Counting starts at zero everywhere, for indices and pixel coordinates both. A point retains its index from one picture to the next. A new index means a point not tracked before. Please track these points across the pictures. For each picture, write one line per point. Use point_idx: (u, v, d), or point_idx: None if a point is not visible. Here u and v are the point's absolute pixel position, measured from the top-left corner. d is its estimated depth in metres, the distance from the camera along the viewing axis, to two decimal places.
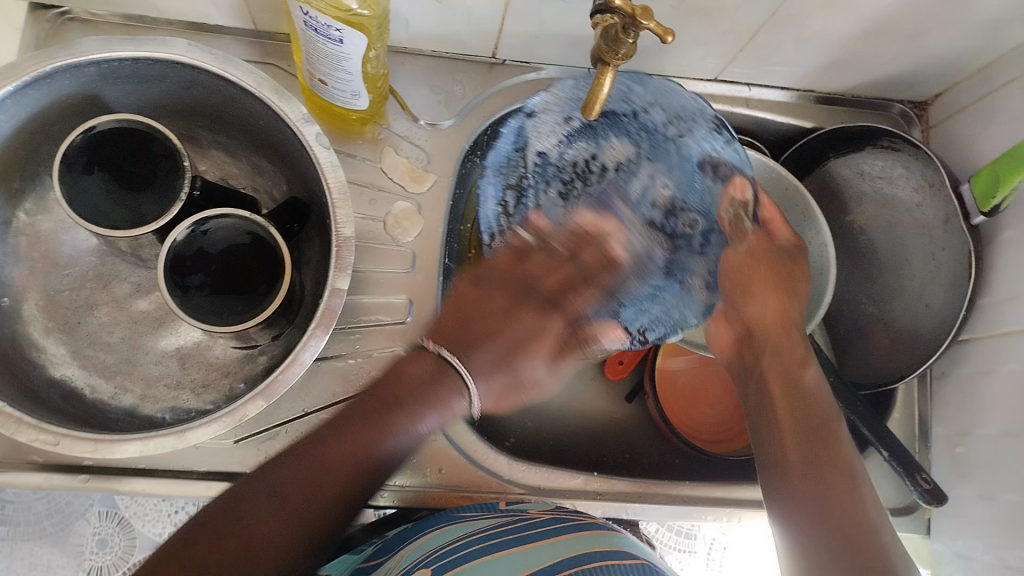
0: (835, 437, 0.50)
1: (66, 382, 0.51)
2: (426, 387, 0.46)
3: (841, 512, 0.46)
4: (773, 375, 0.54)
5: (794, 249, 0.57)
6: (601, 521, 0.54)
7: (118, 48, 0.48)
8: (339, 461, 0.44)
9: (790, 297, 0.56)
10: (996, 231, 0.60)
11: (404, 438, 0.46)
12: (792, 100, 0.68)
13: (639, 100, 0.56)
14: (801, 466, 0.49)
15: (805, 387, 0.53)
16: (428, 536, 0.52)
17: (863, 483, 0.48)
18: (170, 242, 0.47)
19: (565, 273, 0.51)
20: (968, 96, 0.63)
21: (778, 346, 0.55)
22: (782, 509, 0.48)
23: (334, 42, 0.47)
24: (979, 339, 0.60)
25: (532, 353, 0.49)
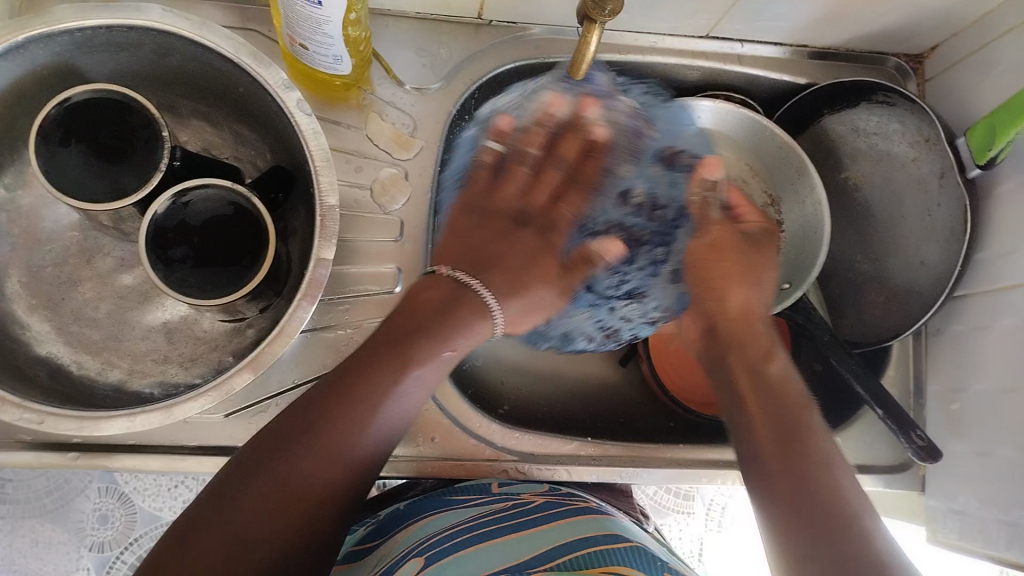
0: (808, 424, 0.46)
1: (54, 360, 0.50)
2: (443, 310, 0.48)
3: (818, 495, 0.42)
4: (739, 368, 0.51)
5: (759, 235, 0.57)
6: (597, 506, 0.54)
7: (91, 15, 0.47)
8: (320, 442, 0.42)
9: (752, 288, 0.55)
10: (992, 185, 0.59)
11: (386, 418, 0.45)
12: (786, 56, 0.66)
13: (586, 103, 0.60)
14: (773, 446, 0.45)
15: (771, 379, 0.50)
16: (421, 524, 0.52)
17: (840, 469, 0.44)
18: (150, 215, 0.46)
19: (557, 178, 0.57)
20: (964, 48, 0.62)
21: (742, 338, 0.52)
22: (761, 498, 0.44)
23: (312, 3, 0.45)
24: (975, 295, 0.60)
25: (535, 273, 0.54)
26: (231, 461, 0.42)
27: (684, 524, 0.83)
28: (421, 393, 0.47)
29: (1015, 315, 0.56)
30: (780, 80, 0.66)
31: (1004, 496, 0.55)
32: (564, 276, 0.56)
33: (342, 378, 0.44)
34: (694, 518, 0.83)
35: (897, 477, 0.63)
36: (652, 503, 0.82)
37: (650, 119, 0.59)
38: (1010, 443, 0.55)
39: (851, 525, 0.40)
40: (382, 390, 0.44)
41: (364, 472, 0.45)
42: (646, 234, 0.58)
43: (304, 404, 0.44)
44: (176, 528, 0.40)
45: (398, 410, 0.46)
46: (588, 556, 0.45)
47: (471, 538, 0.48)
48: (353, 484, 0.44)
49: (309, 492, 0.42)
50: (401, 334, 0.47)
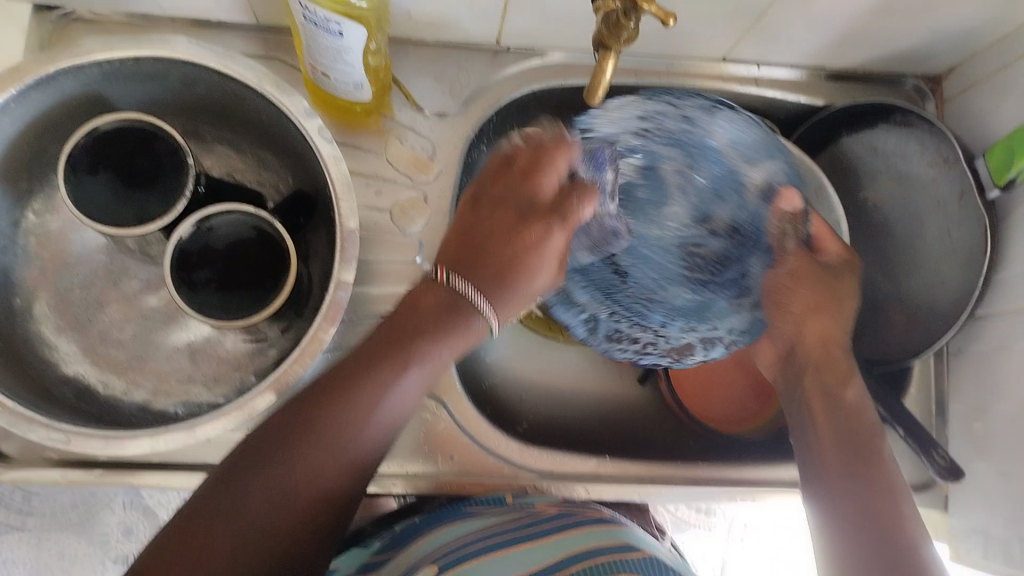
0: (877, 448, 0.47)
1: (80, 379, 0.52)
2: (444, 316, 0.45)
3: (884, 526, 0.44)
4: (810, 388, 0.50)
5: (839, 266, 0.53)
6: (611, 517, 0.54)
7: (118, 48, 0.48)
8: (314, 447, 0.41)
9: (832, 312, 0.52)
10: (1013, 205, 0.59)
11: (375, 424, 0.43)
12: (802, 78, 0.66)
13: (662, 122, 0.55)
14: (839, 470, 0.46)
15: (848, 406, 0.49)
16: (439, 532, 0.53)
17: (908, 506, 0.45)
18: (175, 239, 0.47)
19: (556, 202, 0.48)
20: (983, 69, 0.62)
21: (826, 366, 0.50)
22: (831, 522, 0.45)
23: (333, 33, 0.46)
24: (997, 315, 0.60)
25: (522, 273, 0.47)
26: (223, 463, 0.41)
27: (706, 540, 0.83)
28: (410, 395, 0.44)
29: None
30: (797, 102, 0.66)
31: None
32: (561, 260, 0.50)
33: (334, 379, 0.43)
34: (715, 534, 0.83)
35: (919, 495, 0.62)
36: (672, 519, 0.82)
37: (695, 176, 0.55)
38: None
39: (915, 568, 0.42)
40: (375, 387, 0.42)
41: (356, 484, 0.43)
42: (719, 256, 0.56)
43: (296, 404, 0.42)
44: (165, 532, 0.39)
45: (388, 416, 0.43)
46: (605, 565, 0.45)
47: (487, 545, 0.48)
48: (343, 501, 0.42)
49: (297, 504, 0.40)
50: (398, 338, 0.44)
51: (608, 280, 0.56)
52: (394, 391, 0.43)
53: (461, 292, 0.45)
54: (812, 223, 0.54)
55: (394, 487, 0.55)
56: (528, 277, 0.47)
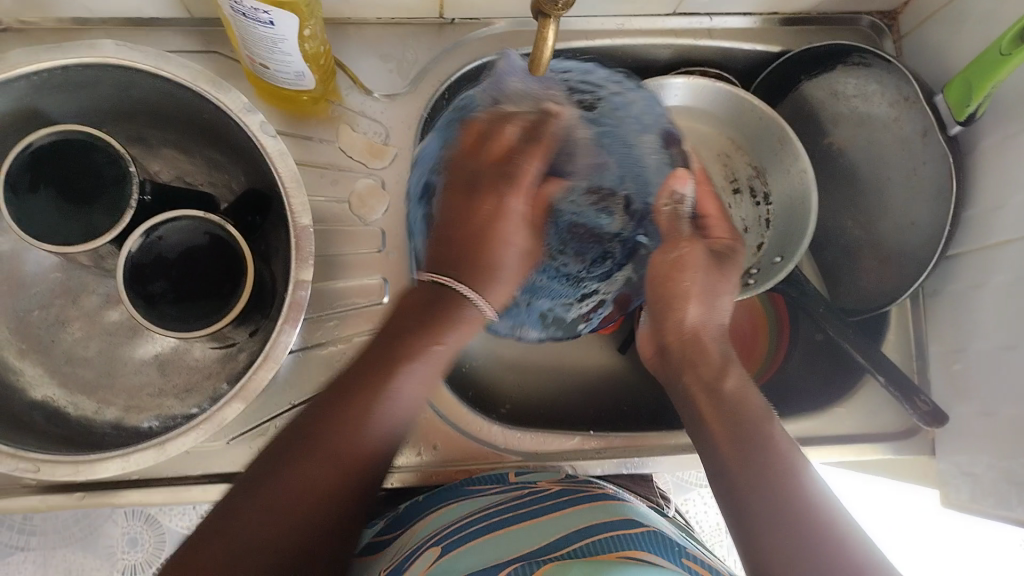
0: (764, 420, 0.46)
1: (49, 404, 0.50)
2: (436, 306, 0.47)
3: (774, 489, 0.41)
4: (693, 375, 0.50)
5: (724, 252, 0.56)
6: (611, 491, 0.52)
7: (47, 57, 0.47)
8: (323, 455, 0.40)
9: (710, 309, 0.53)
10: (977, 138, 0.58)
11: (397, 404, 0.43)
12: (757, 25, 0.65)
13: (599, 81, 0.57)
14: (727, 446, 0.44)
15: (729, 392, 0.48)
16: (436, 514, 0.51)
17: (809, 473, 0.43)
18: (125, 253, 0.45)
19: (489, 176, 0.51)
20: (937, 1, 0.61)
21: (693, 355, 0.52)
22: (734, 517, 0.42)
23: (265, 24, 0.45)
24: (968, 252, 0.59)
25: (500, 237, 0.51)
26: (228, 492, 0.40)
27: (710, 498, 0.79)
28: (440, 359, 0.46)
29: (1008, 270, 0.55)
30: (754, 50, 0.65)
31: (1012, 453, 0.54)
32: (530, 215, 0.52)
33: (346, 381, 0.43)
34: None
35: (905, 440, 0.61)
36: (675, 480, 0.78)
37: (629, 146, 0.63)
38: (1015, 401, 0.54)
39: (823, 523, 0.39)
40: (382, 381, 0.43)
41: (369, 477, 0.42)
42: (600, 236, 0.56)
43: (291, 440, 0.41)
44: (177, 554, 0.37)
45: (399, 406, 0.43)
46: (601, 541, 0.43)
47: (483, 528, 0.47)
48: (366, 478, 0.42)
49: (325, 485, 0.40)
50: (389, 341, 0.45)
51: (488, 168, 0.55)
52: (401, 385, 0.43)
53: (452, 286, 0.48)
54: (701, 212, 0.56)
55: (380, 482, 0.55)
56: (497, 256, 0.50)
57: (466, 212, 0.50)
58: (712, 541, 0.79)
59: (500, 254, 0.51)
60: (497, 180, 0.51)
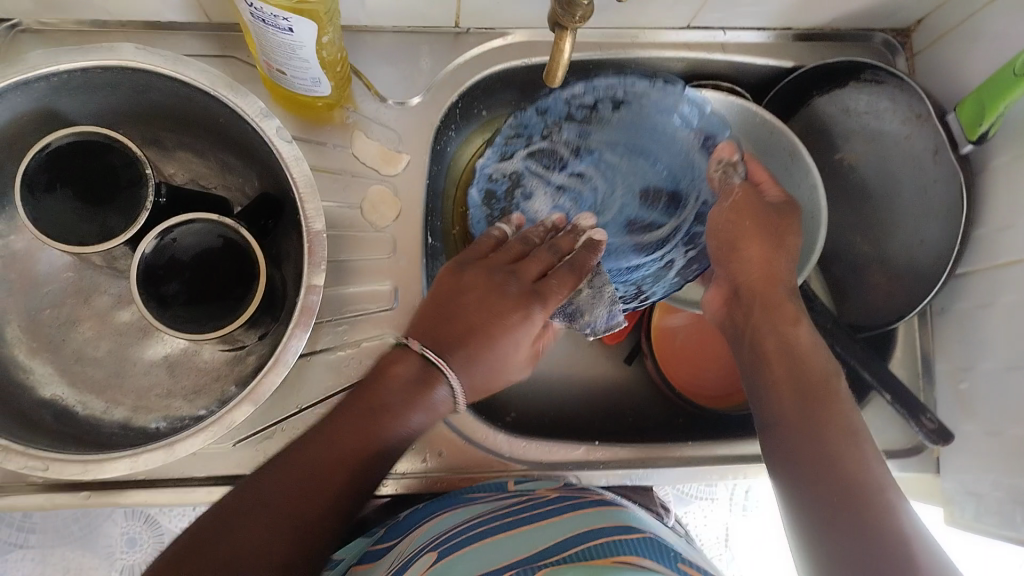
0: (833, 393, 0.49)
1: (58, 401, 0.51)
2: (413, 386, 0.47)
3: (842, 471, 0.45)
4: (760, 321, 0.53)
5: (782, 205, 0.57)
6: (608, 498, 0.52)
7: (66, 59, 0.47)
8: (326, 447, 0.44)
9: (779, 250, 0.55)
10: (988, 158, 0.58)
11: (384, 453, 0.46)
12: (771, 40, 0.65)
13: (620, 90, 0.60)
14: (796, 406, 0.49)
15: (799, 343, 0.52)
16: (435, 520, 0.52)
17: (864, 439, 0.47)
18: (139, 254, 0.46)
19: (493, 264, 0.52)
20: (950, 20, 0.61)
21: (766, 303, 0.54)
22: (785, 460, 0.48)
23: (283, 31, 0.45)
24: (977, 271, 0.59)
25: (500, 346, 0.49)
26: (227, 498, 0.43)
27: (709, 510, 0.78)
28: (407, 437, 0.47)
29: (1016, 290, 0.55)
30: (767, 65, 0.65)
31: (1017, 473, 0.54)
32: (535, 344, 0.54)
33: (326, 426, 0.45)
34: (718, 504, 0.78)
35: (910, 457, 0.62)
36: (675, 492, 0.77)
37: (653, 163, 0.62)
38: (1021, 421, 0.54)
39: (874, 491, 0.44)
40: (384, 406, 0.46)
41: (371, 473, 0.45)
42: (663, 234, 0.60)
43: (309, 436, 0.45)
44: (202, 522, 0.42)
45: (383, 454, 0.46)
46: (599, 546, 0.43)
47: (481, 533, 0.47)
48: (353, 494, 0.44)
49: (302, 497, 0.42)
50: (367, 405, 0.46)
51: (541, 171, 0.62)
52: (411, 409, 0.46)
53: (429, 357, 0.47)
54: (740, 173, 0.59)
55: (385, 488, 0.55)
56: (500, 348, 0.49)
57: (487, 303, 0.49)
58: (712, 553, 0.77)
59: (507, 349, 0.49)
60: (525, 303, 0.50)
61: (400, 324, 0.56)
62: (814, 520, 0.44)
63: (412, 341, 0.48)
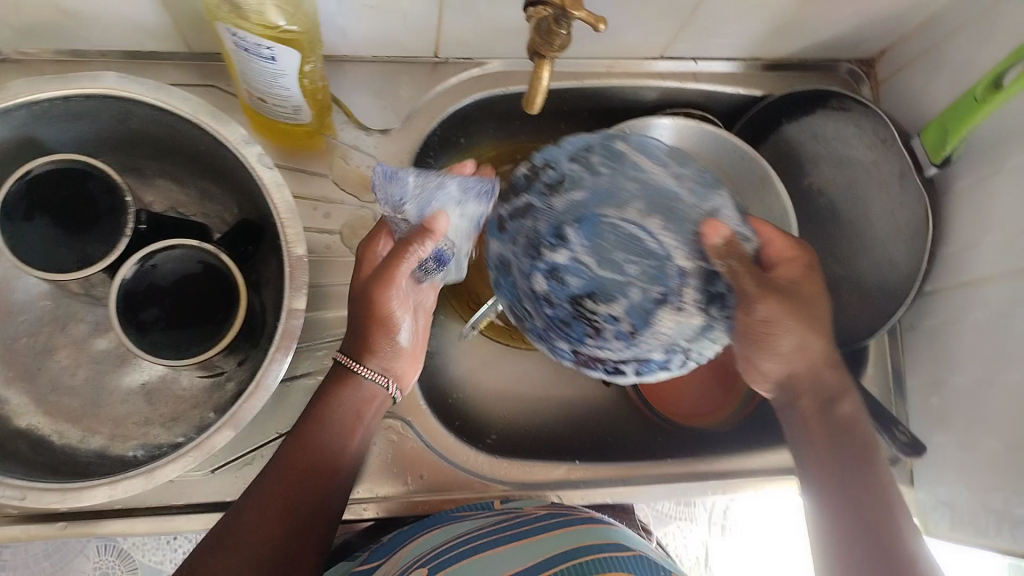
0: (875, 468, 0.50)
1: (35, 432, 0.50)
2: (334, 378, 0.50)
3: (884, 549, 0.47)
4: (807, 407, 0.52)
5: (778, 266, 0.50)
6: (598, 516, 0.53)
7: (47, 87, 0.47)
8: (282, 472, 0.46)
9: (793, 327, 0.49)
10: (950, 181, 0.60)
11: (325, 446, 0.48)
12: (741, 70, 0.67)
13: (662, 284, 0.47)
14: (841, 488, 0.50)
15: (844, 422, 0.52)
16: (422, 538, 0.52)
17: (901, 512, 0.49)
18: (119, 279, 0.46)
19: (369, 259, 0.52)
20: (912, 51, 0.63)
21: (815, 392, 0.52)
22: (825, 540, 0.49)
23: (267, 59, 0.46)
24: (944, 289, 0.61)
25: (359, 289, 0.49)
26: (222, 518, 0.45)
27: (688, 531, 0.78)
28: (343, 427, 0.49)
29: (983, 307, 0.57)
30: (737, 93, 0.67)
31: (990, 486, 0.55)
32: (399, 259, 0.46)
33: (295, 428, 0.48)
34: (697, 524, 0.78)
35: None
36: (653, 513, 0.77)
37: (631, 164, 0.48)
38: (992, 435, 0.55)
39: (909, 564, 0.46)
40: (317, 421, 0.48)
41: (330, 488, 0.48)
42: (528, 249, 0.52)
43: (264, 472, 0.46)
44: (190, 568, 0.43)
45: (334, 446, 0.48)
46: (594, 565, 0.44)
47: (471, 549, 0.48)
48: (327, 491, 0.47)
49: (282, 500, 0.45)
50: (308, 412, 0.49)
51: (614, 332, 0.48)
52: (345, 401, 0.49)
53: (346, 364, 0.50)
54: (738, 258, 0.46)
55: (366, 512, 0.55)
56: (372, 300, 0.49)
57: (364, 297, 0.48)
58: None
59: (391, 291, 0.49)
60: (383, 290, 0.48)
61: None
62: None
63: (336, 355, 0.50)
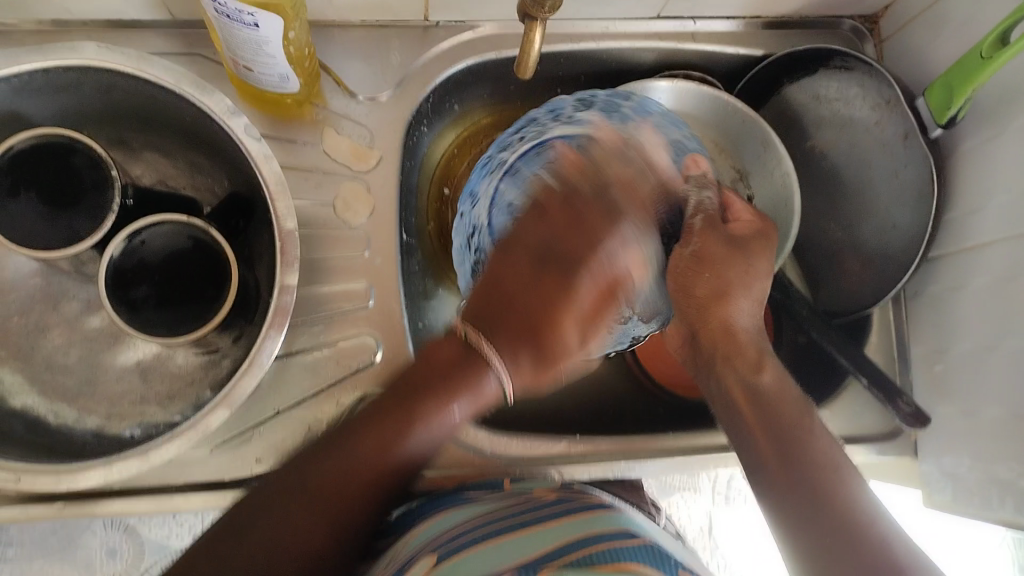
0: (804, 430, 0.47)
1: (29, 411, 0.49)
2: (459, 365, 0.44)
3: (822, 491, 0.44)
4: (730, 383, 0.51)
5: (746, 238, 0.54)
6: (605, 501, 0.52)
7: (26, 58, 0.46)
8: (341, 465, 0.43)
9: (745, 288, 0.53)
10: (956, 143, 0.59)
11: (415, 446, 0.44)
12: (741, 29, 0.65)
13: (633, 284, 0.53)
14: (767, 438, 0.48)
15: (766, 390, 0.49)
16: (433, 521, 0.51)
17: (847, 474, 0.46)
18: (107, 257, 0.45)
19: (561, 227, 0.47)
20: (915, 6, 0.62)
21: (728, 351, 0.51)
22: (761, 492, 0.47)
23: (249, 25, 0.44)
24: (949, 254, 0.60)
25: (548, 321, 0.45)
26: (273, 476, 0.43)
27: (692, 502, 0.78)
28: (450, 425, 0.45)
29: (989, 272, 0.56)
30: (738, 53, 0.65)
31: (995, 455, 0.55)
32: (599, 291, 0.47)
33: (375, 413, 0.44)
34: (701, 493, 0.78)
35: (887, 442, 0.62)
36: (658, 484, 0.77)
37: (628, 113, 0.52)
38: (997, 402, 0.55)
39: (853, 510, 0.43)
40: (408, 416, 0.44)
41: (386, 491, 0.44)
42: None
43: (309, 454, 0.44)
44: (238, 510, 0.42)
45: (427, 438, 0.44)
46: (597, 553, 0.43)
47: (481, 536, 0.47)
48: (384, 494, 0.44)
49: (332, 496, 0.42)
50: (404, 392, 0.45)
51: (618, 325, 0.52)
52: (430, 421, 0.44)
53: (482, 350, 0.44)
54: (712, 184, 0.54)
55: None
56: (563, 334, 0.45)
57: (538, 224, 0.47)
58: (696, 545, 0.78)
59: (563, 333, 0.45)
60: (559, 292, 0.45)
61: (377, 322, 0.56)
62: (800, 523, 0.44)
63: (462, 324, 0.45)
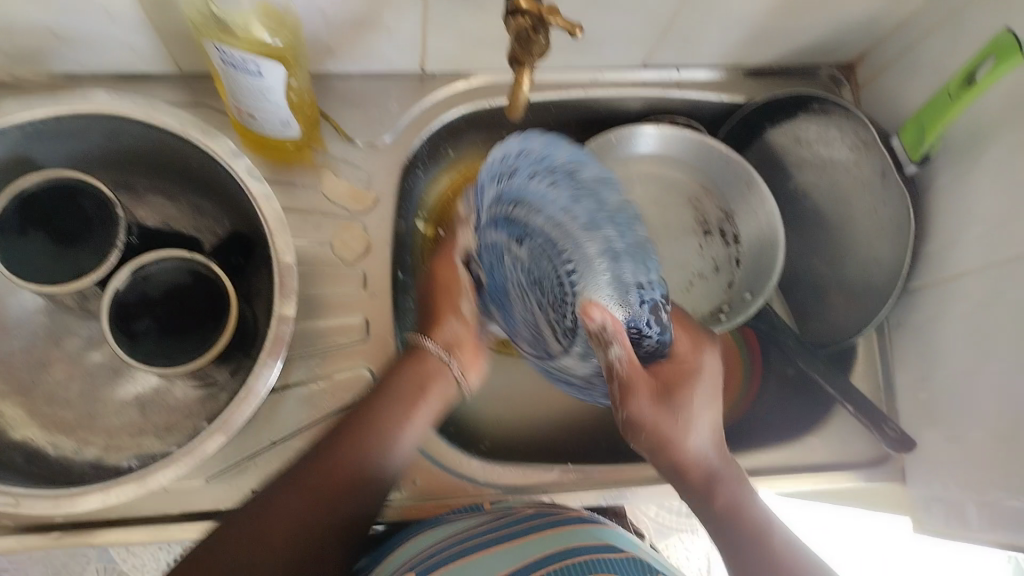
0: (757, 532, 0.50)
1: (29, 443, 0.51)
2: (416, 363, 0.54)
3: None
4: (697, 504, 0.51)
5: (668, 387, 0.50)
6: (589, 515, 0.52)
7: (39, 105, 0.49)
8: (313, 492, 0.47)
9: (683, 424, 0.50)
10: (930, 179, 0.61)
11: (380, 466, 0.49)
12: (721, 78, 0.68)
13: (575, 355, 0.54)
14: (731, 548, 0.51)
15: (726, 509, 0.50)
16: (414, 541, 0.51)
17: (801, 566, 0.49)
18: (110, 291, 0.47)
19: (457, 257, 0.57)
20: (887, 54, 0.65)
21: (698, 480, 0.51)
22: None
23: (253, 75, 0.47)
24: (928, 286, 0.61)
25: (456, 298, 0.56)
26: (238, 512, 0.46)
27: (690, 543, 0.78)
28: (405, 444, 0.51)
29: (966, 300, 0.57)
30: (720, 100, 0.68)
31: (982, 476, 0.55)
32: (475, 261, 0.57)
33: (329, 453, 0.48)
34: (700, 534, 0.78)
35: (876, 469, 0.62)
36: (654, 523, 0.76)
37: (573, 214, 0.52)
38: (980, 426, 0.55)
39: None
40: (373, 424, 0.50)
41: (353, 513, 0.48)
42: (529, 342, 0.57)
43: (286, 482, 0.47)
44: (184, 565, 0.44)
45: (393, 462, 0.50)
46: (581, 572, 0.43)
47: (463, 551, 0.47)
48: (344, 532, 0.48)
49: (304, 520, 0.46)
50: (367, 418, 0.50)
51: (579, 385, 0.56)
52: (388, 447, 0.49)
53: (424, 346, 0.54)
54: (619, 340, 0.47)
55: None
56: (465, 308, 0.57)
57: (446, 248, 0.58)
58: None
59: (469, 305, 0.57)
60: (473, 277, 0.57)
61: (372, 356, 0.57)
62: None
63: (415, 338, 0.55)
